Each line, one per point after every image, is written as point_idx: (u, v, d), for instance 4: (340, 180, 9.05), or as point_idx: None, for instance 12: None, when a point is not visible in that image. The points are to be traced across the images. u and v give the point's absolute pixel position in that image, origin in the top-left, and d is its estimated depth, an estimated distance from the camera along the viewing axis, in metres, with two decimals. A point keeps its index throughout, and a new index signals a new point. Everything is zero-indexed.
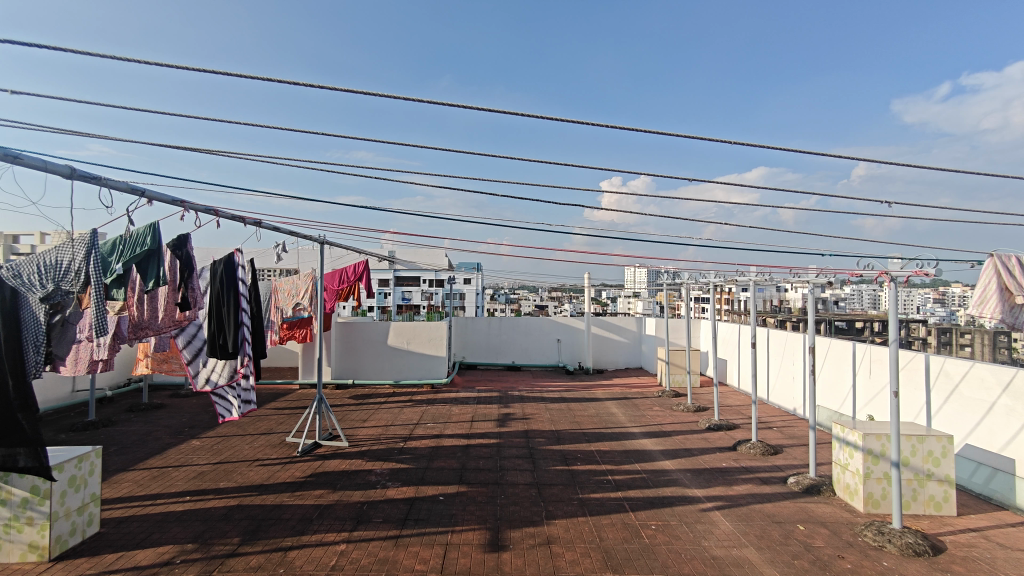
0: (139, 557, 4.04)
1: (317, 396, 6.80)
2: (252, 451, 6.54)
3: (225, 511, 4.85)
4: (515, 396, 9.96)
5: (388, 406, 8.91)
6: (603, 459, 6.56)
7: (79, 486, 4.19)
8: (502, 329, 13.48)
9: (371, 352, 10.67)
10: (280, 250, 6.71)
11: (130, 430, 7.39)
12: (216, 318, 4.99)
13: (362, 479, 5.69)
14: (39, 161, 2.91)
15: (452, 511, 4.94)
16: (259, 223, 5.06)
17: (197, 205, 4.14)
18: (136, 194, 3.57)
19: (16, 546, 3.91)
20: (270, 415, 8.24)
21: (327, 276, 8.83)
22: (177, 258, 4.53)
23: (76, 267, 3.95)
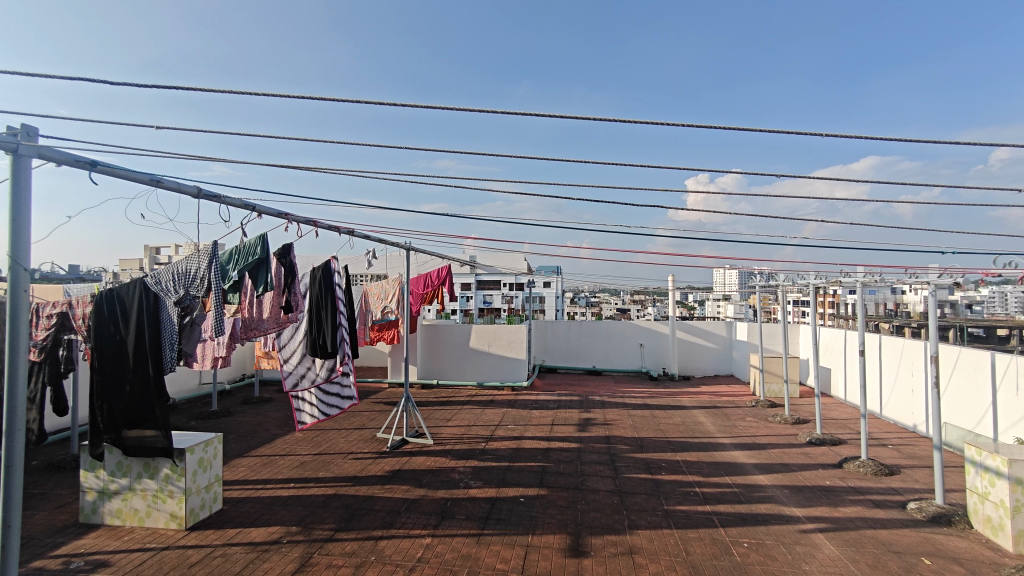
0: (254, 534, 4.49)
1: (405, 395, 7.15)
2: (347, 444, 7.02)
3: (324, 499, 5.25)
4: (596, 402, 9.80)
5: (470, 407, 9.15)
6: (690, 470, 6.26)
7: (206, 467, 4.72)
8: (582, 332, 13.34)
9: (454, 354, 11.03)
10: (371, 258, 7.15)
11: (245, 420, 8.24)
12: (316, 320, 5.41)
13: (447, 477, 5.89)
14: (175, 184, 3.34)
15: (533, 514, 4.97)
16: (353, 231, 5.42)
17: (298, 217, 4.51)
18: (249, 209, 3.97)
19: (160, 514, 4.51)
20: (363, 411, 8.79)
21: (413, 281, 9.25)
22: (283, 265, 5.02)
23: (201, 274, 4.45)
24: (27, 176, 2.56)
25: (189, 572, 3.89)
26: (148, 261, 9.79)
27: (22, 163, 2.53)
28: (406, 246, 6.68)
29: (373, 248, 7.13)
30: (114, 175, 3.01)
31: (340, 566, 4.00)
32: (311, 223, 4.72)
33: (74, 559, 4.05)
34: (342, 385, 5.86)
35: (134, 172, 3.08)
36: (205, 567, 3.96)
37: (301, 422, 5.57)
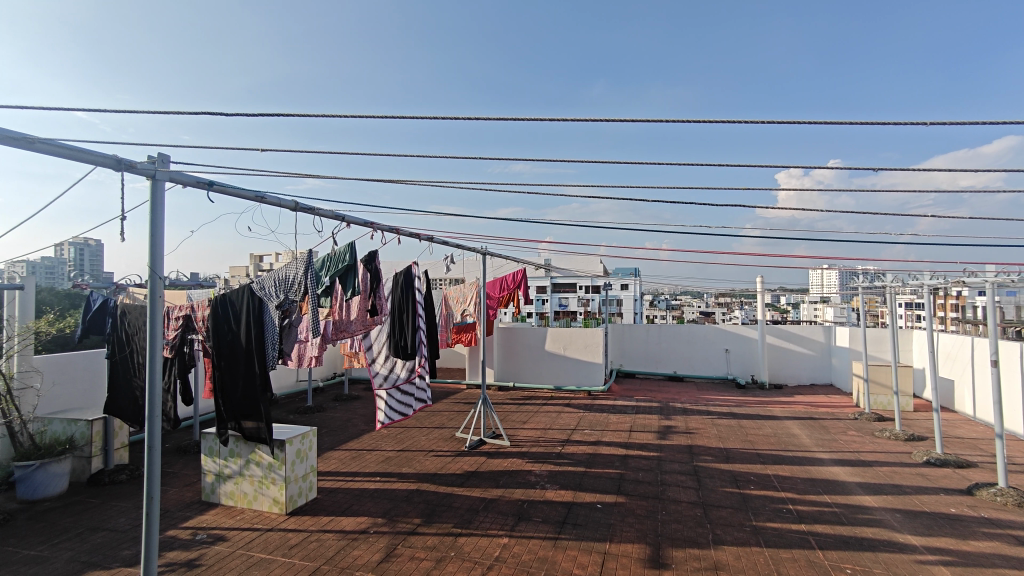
0: (344, 523, 4.81)
1: (482, 396, 7.32)
2: (428, 442, 7.31)
3: (407, 494, 5.51)
4: (677, 409, 9.40)
5: (546, 410, 9.15)
6: (783, 485, 5.81)
7: (303, 457, 5.13)
8: (662, 336, 12.87)
9: (530, 357, 11.11)
10: (449, 263, 7.42)
11: (336, 415, 8.85)
12: (398, 322, 5.71)
13: (523, 478, 5.95)
14: (276, 200, 3.69)
15: (611, 521, 4.87)
16: (432, 238, 5.63)
17: (383, 226, 4.76)
18: (339, 220, 4.27)
19: (265, 499, 4.98)
20: (443, 411, 9.11)
21: (490, 284, 9.43)
22: (369, 270, 5.33)
23: (298, 280, 4.78)
24: (161, 198, 2.94)
25: (289, 553, 4.25)
26: (254, 268, 10.82)
27: (158, 187, 2.90)
28: (483, 251, 6.84)
29: (451, 253, 7.39)
30: (228, 194, 3.37)
31: (422, 559, 4.17)
32: (394, 231, 4.97)
33: (199, 532, 4.59)
34: (421, 386, 6.09)
35: (244, 190, 3.43)
36: (303, 549, 4.31)
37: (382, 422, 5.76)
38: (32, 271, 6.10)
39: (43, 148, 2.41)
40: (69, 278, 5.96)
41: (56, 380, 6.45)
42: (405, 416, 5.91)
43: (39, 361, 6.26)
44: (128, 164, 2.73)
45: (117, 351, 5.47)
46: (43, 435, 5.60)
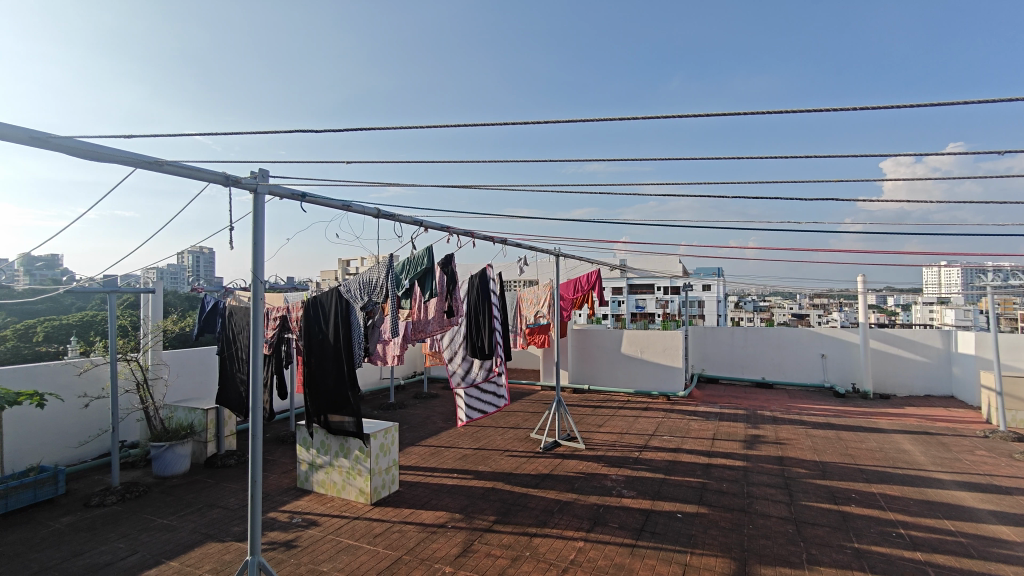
0: (424, 516, 5.00)
1: (557, 398, 7.29)
2: (503, 442, 7.41)
3: (483, 491, 5.62)
4: (766, 417, 8.79)
5: (623, 414, 8.94)
6: (892, 506, 5.23)
7: (387, 451, 5.40)
8: (749, 340, 12.09)
9: (605, 359, 10.91)
10: (522, 265, 7.47)
11: (416, 412, 9.23)
12: (474, 324, 5.85)
13: (599, 483, 5.84)
14: (360, 208, 3.90)
15: (692, 532, 4.65)
16: (506, 240, 5.63)
17: (458, 230, 4.86)
18: (417, 225, 4.43)
19: (352, 489, 5.30)
20: (518, 411, 9.19)
21: (564, 285, 9.33)
22: (445, 273, 5.58)
23: (380, 282, 5.08)
24: (262, 209, 3.23)
25: (374, 541, 4.49)
26: (341, 271, 11.57)
27: (259, 199, 3.19)
28: (556, 251, 6.80)
29: (524, 255, 7.43)
30: (318, 204, 3.62)
31: (498, 556, 4.23)
32: (469, 234, 5.08)
33: (295, 515, 4.99)
34: (497, 386, 6.22)
35: (332, 200, 3.67)
36: (386, 539, 4.53)
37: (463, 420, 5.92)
38: (160, 276, 6.95)
39: (166, 168, 2.73)
40: (188, 282, 6.71)
41: (180, 373, 7.31)
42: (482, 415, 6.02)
43: (166, 355, 7.12)
44: (234, 179, 3.03)
45: (226, 348, 6.09)
46: (170, 421, 6.36)
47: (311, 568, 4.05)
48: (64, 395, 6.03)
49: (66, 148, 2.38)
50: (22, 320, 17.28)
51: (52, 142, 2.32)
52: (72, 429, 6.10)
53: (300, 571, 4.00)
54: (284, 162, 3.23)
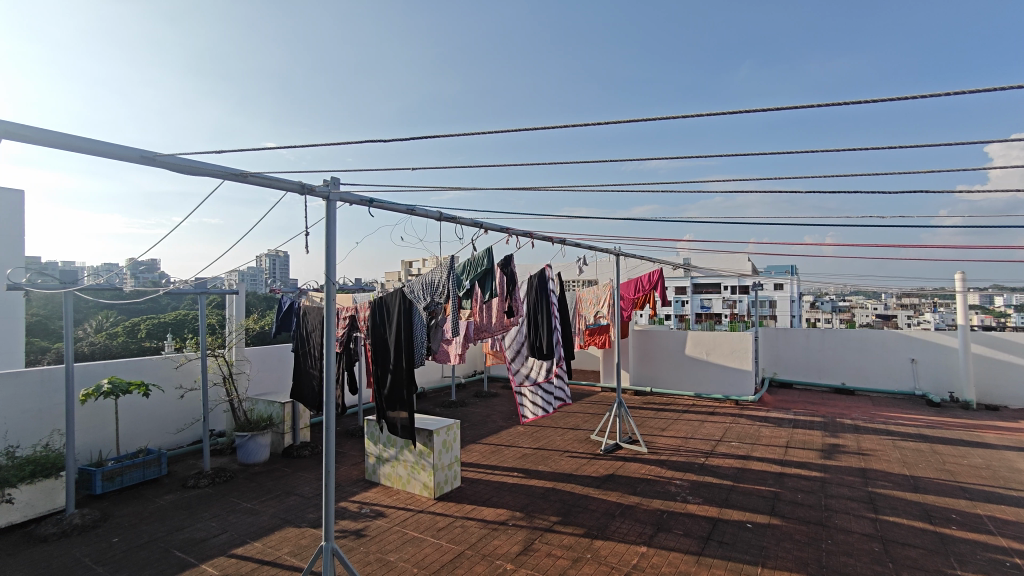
0: (485, 513, 5.08)
1: (617, 399, 7.16)
2: (563, 442, 7.38)
3: (544, 491, 5.62)
4: (847, 426, 8.18)
5: (687, 418, 8.64)
6: (998, 529, 4.71)
7: (449, 448, 5.55)
8: (827, 343, 11.30)
9: (668, 361, 10.59)
10: (582, 265, 7.41)
11: (477, 411, 9.39)
12: (534, 324, 5.85)
13: (662, 488, 5.68)
14: (423, 211, 4.00)
15: (764, 543, 4.41)
16: (565, 240, 5.58)
17: (517, 231, 4.86)
18: (478, 228, 4.48)
19: (417, 483, 5.48)
20: (577, 413, 9.12)
21: (625, 285, 9.19)
22: (505, 274, 5.64)
23: (442, 283, 5.11)
24: (334, 216, 3.41)
25: (438, 535, 4.62)
26: (405, 273, 11.98)
27: (331, 206, 3.38)
28: (616, 251, 6.68)
29: (583, 254, 7.36)
30: (385, 209, 3.74)
31: (559, 557, 4.22)
32: (528, 235, 5.08)
33: (364, 506, 5.23)
34: (558, 386, 6.22)
35: (398, 204, 3.77)
36: (449, 533, 4.65)
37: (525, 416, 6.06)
38: (241, 279, 7.49)
39: (251, 179, 2.96)
40: (267, 283, 7.20)
41: (260, 368, 7.87)
42: (543, 414, 6.02)
43: (249, 351, 7.70)
44: (309, 188, 3.23)
45: (301, 346, 6.48)
46: (252, 412, 6.86)
47: (380, 557, 4.22)
48: (164, 386, 6.67)
49: (169, 164, 2.64)
50: (128, 319, 19.28)
51: (158, 160, 2.58)
52: (171, 417, 6.73)
53: (369, 559, 4.19)
54: (354, 170, 3.40)
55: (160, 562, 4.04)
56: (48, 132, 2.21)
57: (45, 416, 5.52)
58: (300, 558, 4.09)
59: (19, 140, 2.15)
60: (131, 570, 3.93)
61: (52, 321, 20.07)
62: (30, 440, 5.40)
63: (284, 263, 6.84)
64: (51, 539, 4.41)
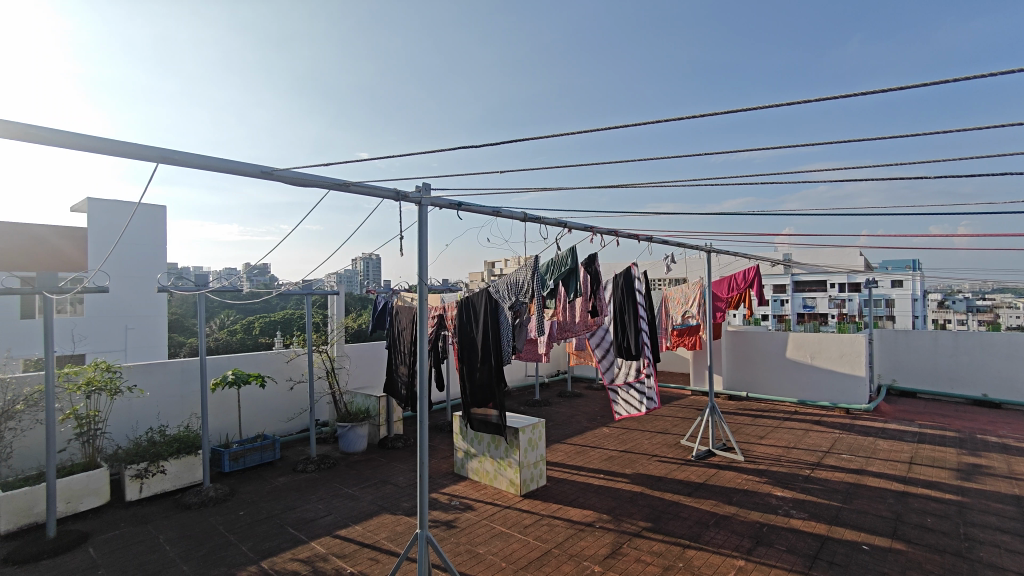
0: (572, 513, 5.06)
1: (710, 404, 6.81)
2: (652, 447, 7.15)
3: (632, 495, 5.49)
4: (988, 443, 7.13)
5: (789, 427, 8.01)
6: None
7: (535, 446, 5.59)
8: (961, 348, 9.93)
9: (767, 365, 9.89)
10: (670, 262, 7.11)
11: (561, 411, 9.37)
12: (620, 324, 5.73)
13: (762, 500, 5.31)
14: (508, 213, 4.00)
15: (883, 569, 3.98)
16: (652, 238, 5.37)
17: (602, 230, 4.74)
18: (562, 228, 4.43)
19: (504, 479, 5.58)
20: (666, 416, 8.79)
21: (717, 283, 8.73)
22: (588, 273, 5.55)
23: (527, 283, 5.12)
24: (426, 220, 3.57)
25: (525, 531, 4.68)
26: (489, 273, 12.24)
27: (423, 211, 3.53)
28: (707, 248, 6.34)
29: (671, 252, 7.07)
30: (473, 212, 3.78)
31: (649, 563, 4.10)
32: (612, 234, 4.94)
33: (454, 499, 5.42)
34: (649, 386, 5.79)
35: (485, 207, 3.79)
36: (536, 530, 4.69)
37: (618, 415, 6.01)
38: (340, 280, 8.05)
39: (352, 189, 3.18)
40: (362, 284, 7.66)
41: (358, 364, 8.43)
42: (632, 414, 5.88)
43: (348, 348, 8.29)
44: (403, 195, 3.41)
45: (394, 343, 6.84)
46: (352, 405, 7.37)
47: (469, 549, 4.36)
48: (278, 378, 7.36)
49: (286, 178, 2.92)
50: (246, 318, 21.51)
51: (275, 174, 2.86)
52: (283, 406, 7.41)
53: (459, 550, 4.34)
54: (443, 175, 3.51)
55: (278, 536, 4.48)
56: (193, 154, 2.56)
57: (186, 400, 6.33)
58: (396, 543, 4.34)
59: (173, 163, 2.51)
60: (255, 540, 4.40)
61: (187, 319, 22.99)
62: (175, 420, 6.23)
63: (378, 265, 7.25)
64: (193, 507, 5.05)
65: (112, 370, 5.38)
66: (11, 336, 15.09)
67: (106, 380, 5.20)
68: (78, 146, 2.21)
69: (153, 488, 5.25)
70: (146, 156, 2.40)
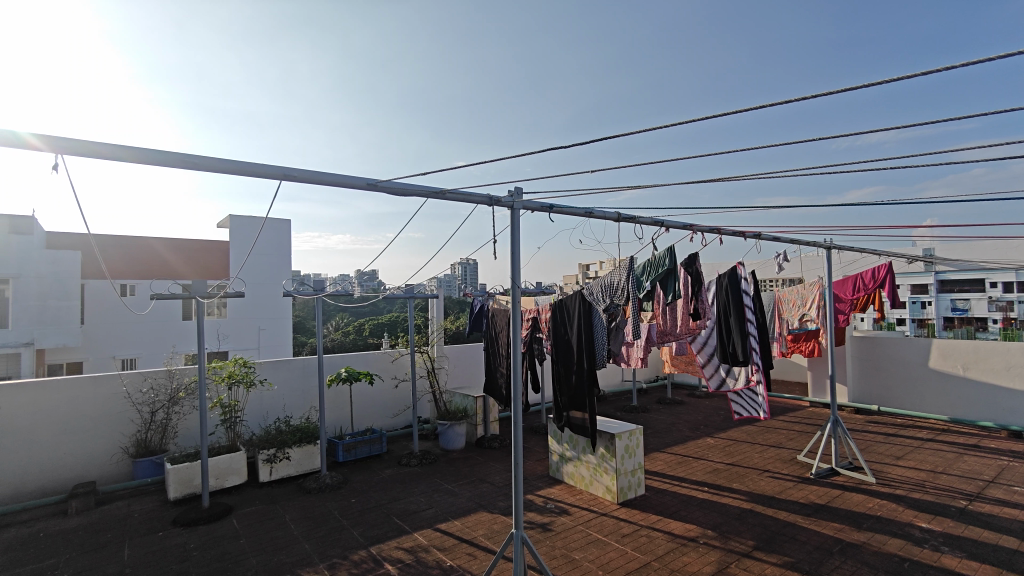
0: (673, 526, 4.81)
1: (832, 417, 6.12)
2: (763, 461, 6.59)
3: (740, 512, 5.09)
4: None
5: (934, 448, 6.94)
6: None
7: (632, 453, 5.40)
8: None
9: (904, 376, 8.69)
10: (782, 261, 6.50)
11: (660, 418, 8.98)
12: (726, 328, 5.33)
13: (900, 529, 4.65)
14: (601, 213, 3.88)
15: None
16: (760, 235, 4.94)
17: (702, 227, 4.44)
18: (658, 226, 4.21)
19: (600, 485, 5.46)
20: (780, 429, 8.06)
21: (840, 283, 7.85)
22: (689, 274, 5.23)
23: (622, 284, 4.90)
24: (518, 224, 3.59)
25: (622, 541, 4.52)
26: (583, 275, 12.09)
27: (516, 214, 3.56)
28: (827, 245, 5.69)
29: (783, 249, 6.46)
30: (565, 214, 3.72)
31: None
32: (715, 232, 4.61)
33: (549, 501, 5.41)
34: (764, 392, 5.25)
35: (577, 208, 3.71)
36: (634, 541, 4.52)
37: (738, 416, 5.54)
38: (439, 284, 8.40)
39: (448, 196, 3.29)
40: (460, 288, 7.92)
41: (456, 364, 8.76)
42: (745, 417, 5.44)
43: (447, 349, 8.65)
44: (495, 200, 3.47)
45: (490, 345, 6.99)
46: (451, 404, 7.67)
47: (565, 553, 4.31)
48: (384, 376, 7.87)
49: (389, 189, 3.11)
50: (358, 321, 23.37)
51: (380, 185, 3.06)
52: (390, 403, 7.91)
53: (555, 553, 4.31)
54: (535, 178, 3.51)
55: (385, 524, 4.77)
56: (311, 171, 2.81)
57: (307, 394, 6.99)
58: (493, 541, 4.42)
59: (295, 180, 2.78)
60: (365, 527, 4.72)
61: (309, 321, 25.53)
62: (298, 412, 6.91)
63: (475, 269, 7.44)
64: (313, 491, 5.56)
65: (249, 365, 6.11)
66: (173, 336, 17.80)
67: (243, 373, 5.93)
68: (222, 169, 2.55)
69: (280, 472, 5.86)
70: (271, 175, 2.68)
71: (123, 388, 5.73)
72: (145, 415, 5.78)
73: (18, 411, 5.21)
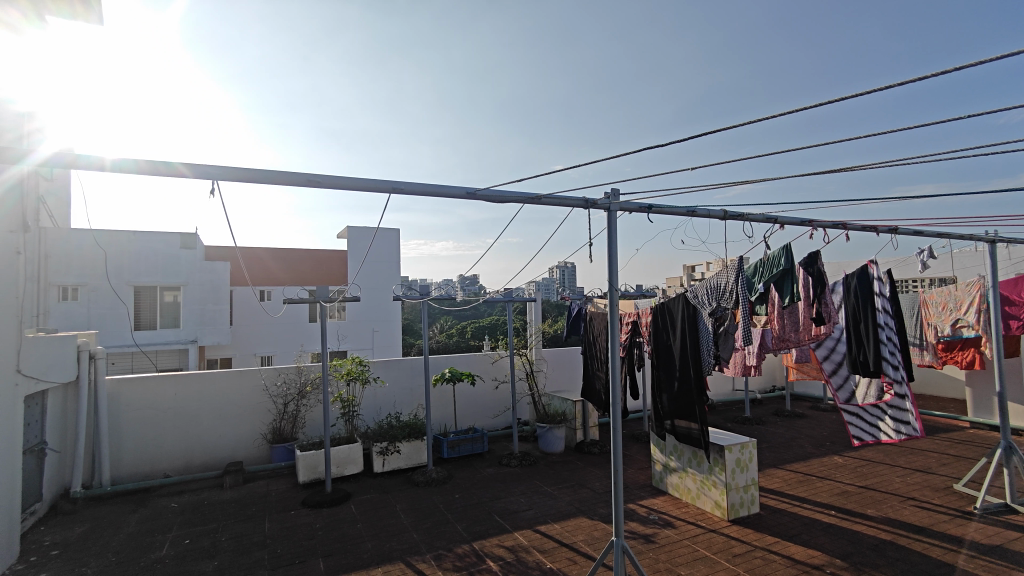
0: (793, 550, 4.37)
1: (1004, 441, 5.17)
2: (906, 487, 5.76)
3: (877, 542, 4.50)
4: None
5: None
6: None
7: (744, 468, 5.02)
8: None
9: None
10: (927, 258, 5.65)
11: (778, 431, 8.25)
12: (855, 334, 4.78)
13: None
14: (705, 211, 3.66)
15: None
16: (896, 229, 4.35)
17: (823, 222, 4.02)
18: (771, 222, 3.86)
19: (707, 499, 5.14)
20: (928, 452, 7.00)
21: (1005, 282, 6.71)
22: (810, 274, 4.75)
23: (730, 287, 4.58)
24: (615, 226, 3.52)
25: (733, 561, 4.21)
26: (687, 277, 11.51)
27: (612, 216, 3.49)
28: (987, 237, 4.85)
29: (929, 244, 5.61)
30: (665, 213, 3.57)
31: None
32: (839, 227, 4.13)
33: (652, 512, 5.20)
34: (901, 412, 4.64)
35: (678, 207, 3.55)
36: (747, 562, 4.18)
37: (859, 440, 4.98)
38: (538, 288, 8.45)
39: (544, 201, 3.32)
40: (558, 292, 7.90)
41: (555, 367, 8.77)
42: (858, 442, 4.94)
43: (546, 352, 8.70)
44: (592, 202, 3.43)
45: (588, 349, 6.91)
46: (550, 406, 7.70)
47: (669, 568, 4.12)
48: (484, 377, 8.12)
49: (487, 196, 3.21)
50: (462, 324, 24.39)
51: (478, 194, 3.17)
52: (490, 403, 8.14)
53: (658, 567, 4.13)
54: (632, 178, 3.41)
55: (487, 521, 4.91)
56: (417, 183, 3.00)
57: (415, 392, 7.43)
58: (593, 548, 4.35)
59: (403, 192, 2.98)
60: (468, 523, 4.89)
61: (416, 324, 27.21)
62: (407, 409, 7.37)
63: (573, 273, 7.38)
64: (421, 484, 5.89)
65: (364, 364, 6.65)
66: (301, 336, 19.93)
67: (360, 371, 6.46)
68: (338, 185, 2.80)
69: (392, 464, 6.28)
70: (382, 188, 2.90)
71: (262, 380, 6.52)
72: (279, 406, 6.52)
73: (186, 397, 6.16)
